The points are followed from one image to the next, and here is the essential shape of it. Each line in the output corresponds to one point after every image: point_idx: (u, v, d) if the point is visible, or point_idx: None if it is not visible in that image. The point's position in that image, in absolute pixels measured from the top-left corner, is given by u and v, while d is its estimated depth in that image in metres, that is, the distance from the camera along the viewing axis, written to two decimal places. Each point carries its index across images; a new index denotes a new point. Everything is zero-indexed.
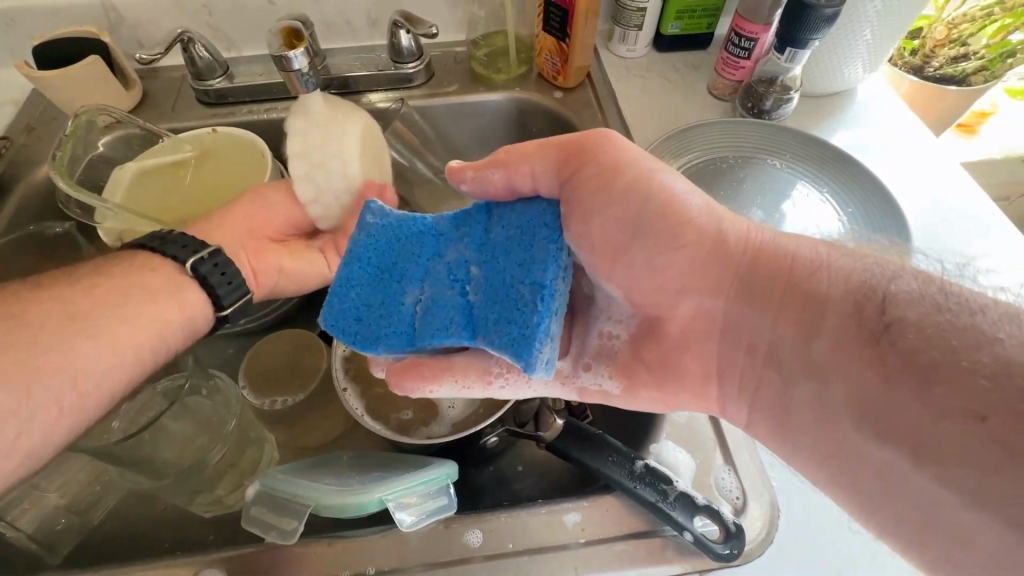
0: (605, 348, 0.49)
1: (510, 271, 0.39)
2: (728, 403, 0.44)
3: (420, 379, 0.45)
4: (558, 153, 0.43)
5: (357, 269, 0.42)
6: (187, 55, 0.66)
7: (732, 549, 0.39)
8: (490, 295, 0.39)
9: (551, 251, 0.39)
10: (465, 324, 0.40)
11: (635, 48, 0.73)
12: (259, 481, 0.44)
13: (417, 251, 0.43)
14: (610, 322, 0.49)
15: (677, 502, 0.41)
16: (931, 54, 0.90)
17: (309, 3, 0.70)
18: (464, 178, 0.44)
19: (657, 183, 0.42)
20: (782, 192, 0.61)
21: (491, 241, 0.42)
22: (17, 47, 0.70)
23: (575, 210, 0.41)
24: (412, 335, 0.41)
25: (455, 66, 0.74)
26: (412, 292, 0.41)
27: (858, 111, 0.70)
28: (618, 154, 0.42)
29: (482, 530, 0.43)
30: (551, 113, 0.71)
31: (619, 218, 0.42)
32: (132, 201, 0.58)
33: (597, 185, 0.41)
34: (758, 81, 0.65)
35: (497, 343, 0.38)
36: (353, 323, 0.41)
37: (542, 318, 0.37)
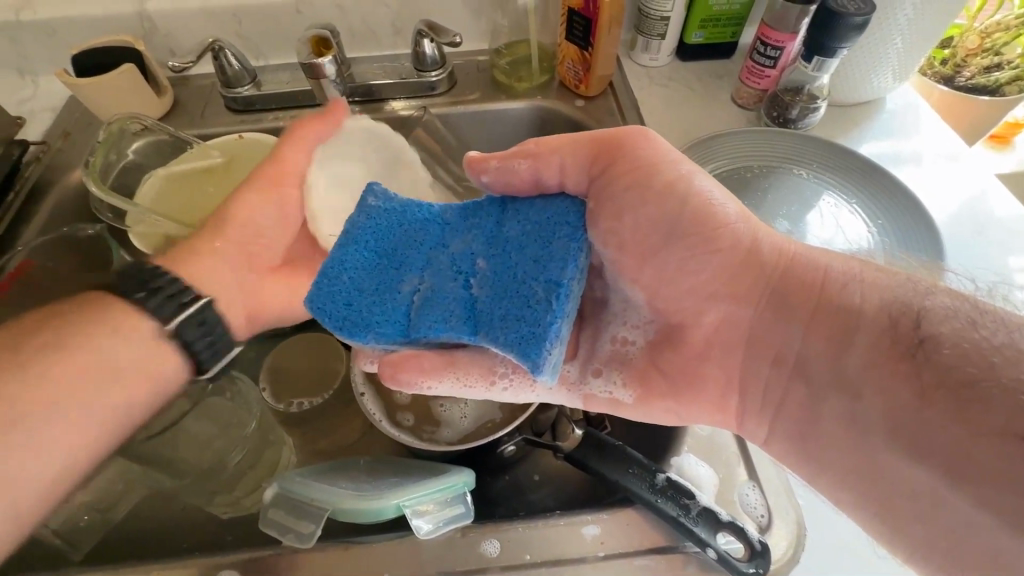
0: (618, 354, 0.47)
1: (522, 268, 0.39)
2: (749, 419, 0.43)
3: (417, 373, 0.43)
4: (593, 147, 0.43)
5: (355, 250, 0.42)
6: (217, 63, 0.68)
7: (757, 568, 0.38)
8: (497, 291, 0.39)
9: (571, 249, 0.38)
10: (467, 319, 0.39)
11: (657, 57, 0.73)
12: (276, 482, 0.45)
13: (422, 240, 0.42)
14: (625, 328, 0.47)
15: (699, 518, 0.40)
16: (963, 62, 0.88)
17: (337, 14, 0.71)
18: (489, 169, 0.43)
19: (692, 184, 0.42)
20: (808, 203, 0.60)
21: (501, 235, 0.41)
22: (59, 57, 0.72)
23: (608, 204, 0.42)
24: (405, 326, 0.40)
25: (478, 74, 0.75)
26: (411, 281, 0.41)
27: (887, 120, 0.69)
28: (656, 153, 0.42)
29: (497, 541, 0.42)
30: (573, 122, 0.71)
31: (652, 215, 0.42)
32: (164, 205, 0.59)
33: (630, 182, 0.42)
34: (784, 90, 0.64)
35: (501, 340, 0.37)
36: (342, 308, 0.41)
37: (554, 318, 0.36)
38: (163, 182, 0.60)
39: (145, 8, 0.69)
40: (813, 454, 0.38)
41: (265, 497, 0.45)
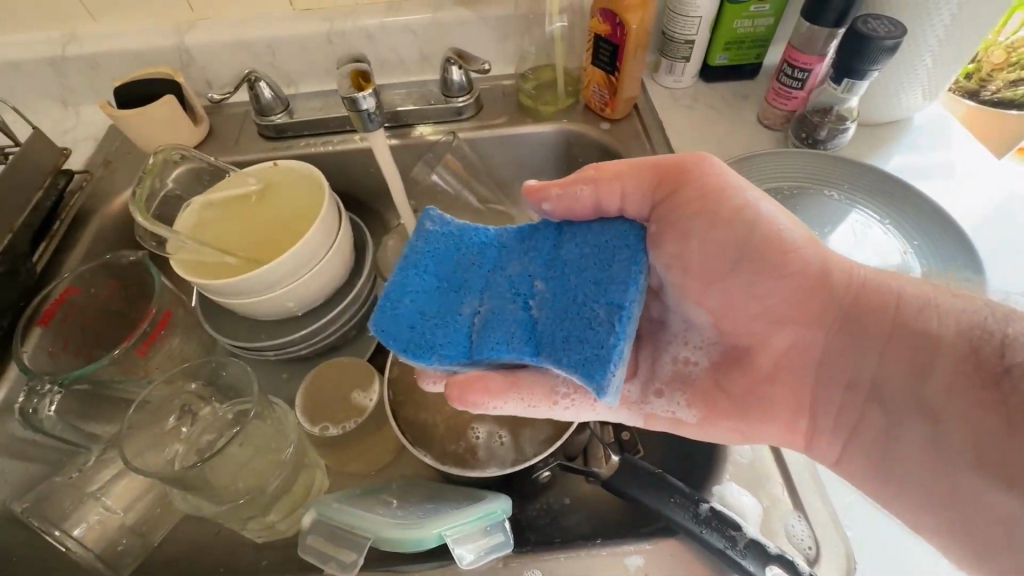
0: (680, 375, 0.49)
1: (585, 289, 0.40)
2: (819, 437, 0.43)
3: (486, 395, 0.43)
4: (656, 173, 0.44)
5: (416, 274, 0.44)
6: (252, 93, 0.70)
7: None
8: (559, 312, 0.40)
9: (631, 272, 0.39)
10: (528, 340, 0.40)
11: (681, 79, 0.74)
12: (314, 508, 0.45)
13: (480, 263, 0.44)
14: (688, 348, 0.49)
15: (747, 550, 0.39)
16: (989, 77, 0.88)
17: (366, 43, 0.73)
18: (549, 198, 0.44)
19: (760, 212, 0.42)
20: (839, 224, 0.59)
21: (556, 257, 0.43)
22: (100, 88, 0.75)
23: (673, 231, 0.44)
24: (469, 346, 0.42)
25: (503, 98, 0.76)
26: (471, 303, 0.43)
27: (916, 139, 0.68)
28: (718, 179, 0.43)
29: (540, 572, 0.42)
30: (598, 144, 0.72)
31: (717, 242, 0.43)
32: (205, 233, 0.61)
33: (697, 210, 0.43)
34: (812, 111, 0.64)
35: (566, 362, 0.38)
36: (407, 330, 0.42)
37: (617, 340, 0.37)
38: (203, 211, 0.62)
39: (184, 41, 0.71)
40: (883, 476, 0.40)
41: (304, 524, 0.45)
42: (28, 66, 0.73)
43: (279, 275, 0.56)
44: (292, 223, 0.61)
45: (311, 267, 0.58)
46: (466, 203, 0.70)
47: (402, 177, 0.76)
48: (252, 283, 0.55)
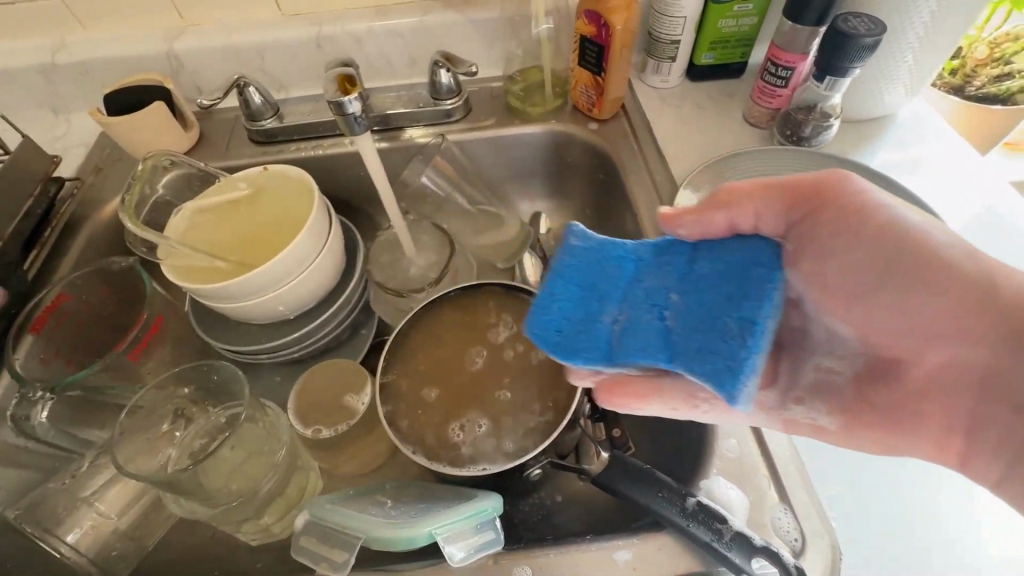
0: (821, 383, 0.45)
1: (717, 303, 0.39)
2: (975, 457, 0.39)
3: (627, 397, 0.45)
4: (794, 193, 0.44)
5: (560, 283, 0.42)
6: (242, 98, 0.71)
7: None
8: (693, 323, 0.38)
9: (767, 289, 0.37)
10: (663, 347, 0.39)
11: (668, 79, 0.74)
12: (307, 509, 0.45)
13: (617, 275, 0.43)
14: (831, 357, 0.45)
15: (733, 543, 0.39)
16: (973, 73, 0.90)
17: (355, 47, 0.74)
18: (684, 221, 0.44)
19: (908, 227, 0.41)
20: None
21: (695, 272, 0.41)
22: (90, 95, 0.76)
23: (813, 248, 0.43)
24: (609, 352, 0.40)
25: (492, 100, 0.76)
26: (611, 312, 0.41)
27: (899, 135, 0.69)
28: (863, 197, 0.42)
29: (530, 568, 0.42)
30: (587, 144, 0.72)
31: (866, 257, 0.41)
32: (197, 238, 0.61)
33: (836, 227, 0.42)
34: (796, 109, 0.65)
35: (698, 371, 0.36)
36: (554, 334, 0.41)
37: (749, 353, 0.35)
38: (194, 216, 0.62)
39: (173, 48, 0.72)
40: None
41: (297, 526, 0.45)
42: (17, 74, 0.73)
43: (269, 279, 0.56)
44: (283, 228, 0.61)
45: (302, 271, 0.58)
46: (455, 206, 0.71)
47: (392, 180, 0.77)
48: (243, 287, 0.55)
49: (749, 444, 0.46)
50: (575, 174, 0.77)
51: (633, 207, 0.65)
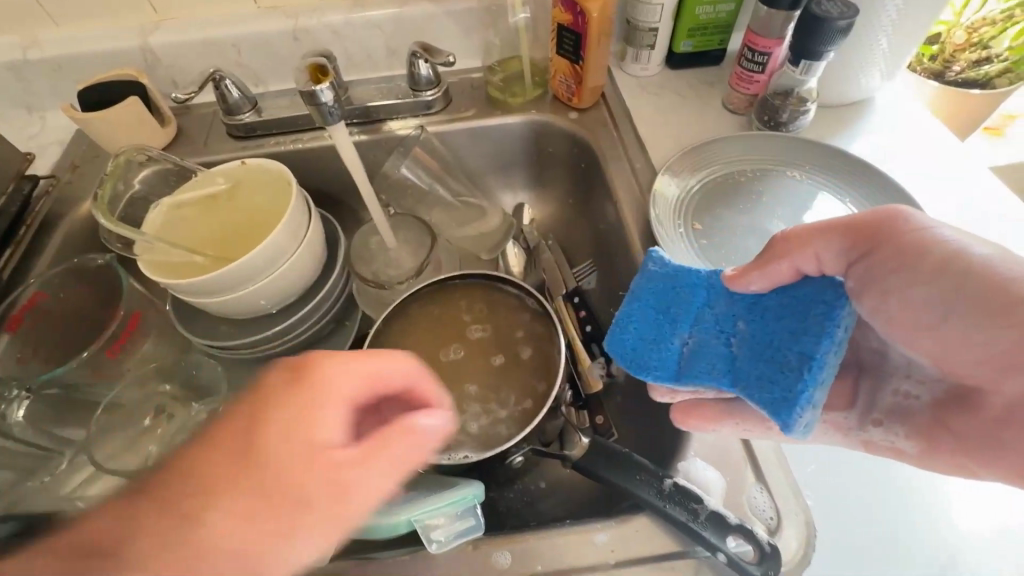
0: (901, 407, 0.45)
1: (781, 336, 0.40)
2: None
3: (703, 420, 0.45)
4: (855, 226, 0.41)
5: (637, 306, 0.45)
6: (218, 92, 0.70)
7: (767, 571, 0.38)
8: (757, 354, 0.41)
9: (828, 326, 0.38)
10: (725, 372, 0.42)
11: (647, 67, 0.74)
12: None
13: (690, 300, 0.44)
14: (908, 381, 0.45)
15: (708, 523, 0.40)
16: (952, 58, 0.90)
17: (333, 39, 0.73)
18: (753, 278, 0.42)
19: (973, 261, 0.37)
20: (801, 202, 0.61)
21: (762, 301, 0.42)
22: (64, 92, 0.74)
23: (875, 286, 0.41)
24: (676, 372, 0.43)
25: (472, 91, 0.76)
26: (681, 336, 0.44)
27: (876, 119, 0.69)
28: (923, 233, 0.39)
29: (510, 551, 0.42)
30: (567, 134, 0.72)
31: (927, 297, 0.39)
32: (174, 234, 0.60)
33: (896, 267, 0.40)
34: (773, 94, 0.65)
35: (759, 399, 0.39)
36: (629, 351, 0.44)
37: (806, 387, 0.37)
38: (171, 213, 0.61)
39: (147, 42, 0.71)
40: None
41: None
42: None
43: (246, 274, 0.56)
44: (262, 223, 0.61)
45: (281, 265, 0.58)
46: (438, 197, 0.73)
47: (374, 173, 0.77)
48: (219, 283, 0.54)
49: None
50: (556, 165, 0.77)
51: (613, 194, 0.65)
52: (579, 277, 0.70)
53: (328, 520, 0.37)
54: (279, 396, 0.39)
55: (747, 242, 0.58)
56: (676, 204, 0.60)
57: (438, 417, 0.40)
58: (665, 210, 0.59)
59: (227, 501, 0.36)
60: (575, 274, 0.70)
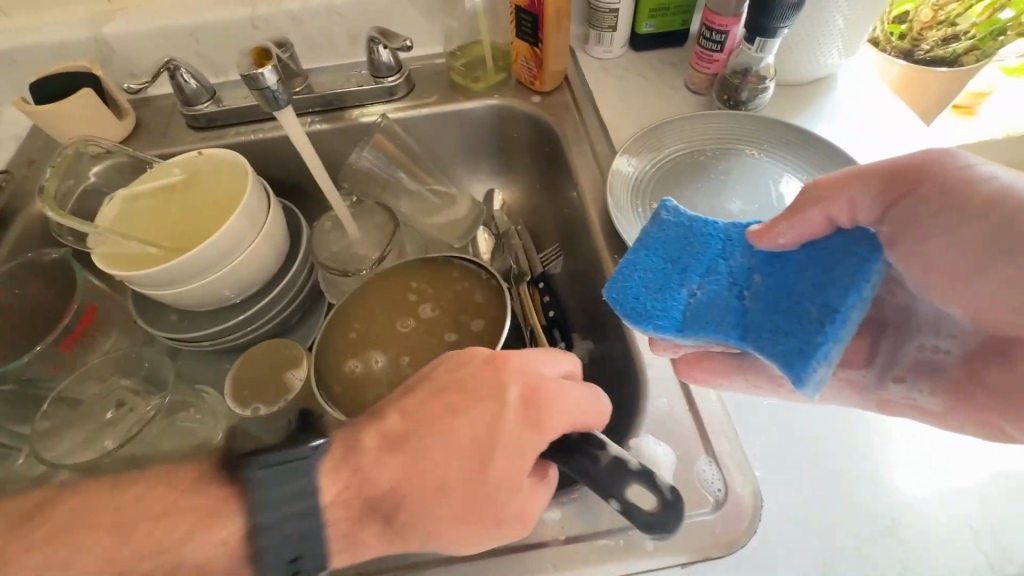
0: (927, 363, 0.46)
1: (801, 290, 0.38)
2: None
3: (710, 373, 0.45)
4: (893, 170, 0.40)
5: (647, 254, 0.44)
6: (175, 82, 0.69)
7: (665, 520, 0.37)
8: (772, 306, 0.39)
9: (857, 278, 0.36)
10: (736, 325, 0.39)
11: (611, 49, 0.74)
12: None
13: (703, 251, 0.43)
14: (938, 336, 0.45)
15: (608, 470, 0.37)
16: (920, 36, 0.86)
17: (291, 26, 0.72)
18: (781, 232, 0.40)
19: (1015, 199, 0.36)
20: (759, 181, 0.61)
21: (786, 256, 0.41)
22: (17, 86, 0.73)
23: (912, 229, 0.40)
24: (681, 323, 0.41)
25: (435, 77, 0.76)
26: (690, 286, 0.42)
27: (836, 98, 0.70)
28: (966, 176, 0.38)
29: None
30: (531, 117, 0.72)
31: (966, 237, 0.38)
32: (130, 227, 0.60)
33: (933, 208, 0.39)
34: (731, 73, 0.65)
35: (771, 351, 0.37)
36: (633, 300, 0.42)
37: (826, 339, 0.35)
38: (127, 204, 0.61)
39: (101, 33, 0.69)
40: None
41: None
42: None
43: (199, 265, 0.55)
44: (219, 214, 0.60)
45: (238, 255, 0.57)
46: (401, 185, 0.70)
47: (338, 162, 0.76)
48: (171, 273, 0.54)
49: (679, 404, 0.47)
50: (522, 150, 0.76)
51: (575, 177, 0.65)
52: (545, 262, 0.68)
53: (503, 522, 0.37)
54: (469, 404, 0.39)
55: None
56: (632, 182, 0.60)
57: (551, 467, 0.40)
58: (621, 191, 0.59)
59: (412, 523, 0.37)
60: (542, 258, 0.69)
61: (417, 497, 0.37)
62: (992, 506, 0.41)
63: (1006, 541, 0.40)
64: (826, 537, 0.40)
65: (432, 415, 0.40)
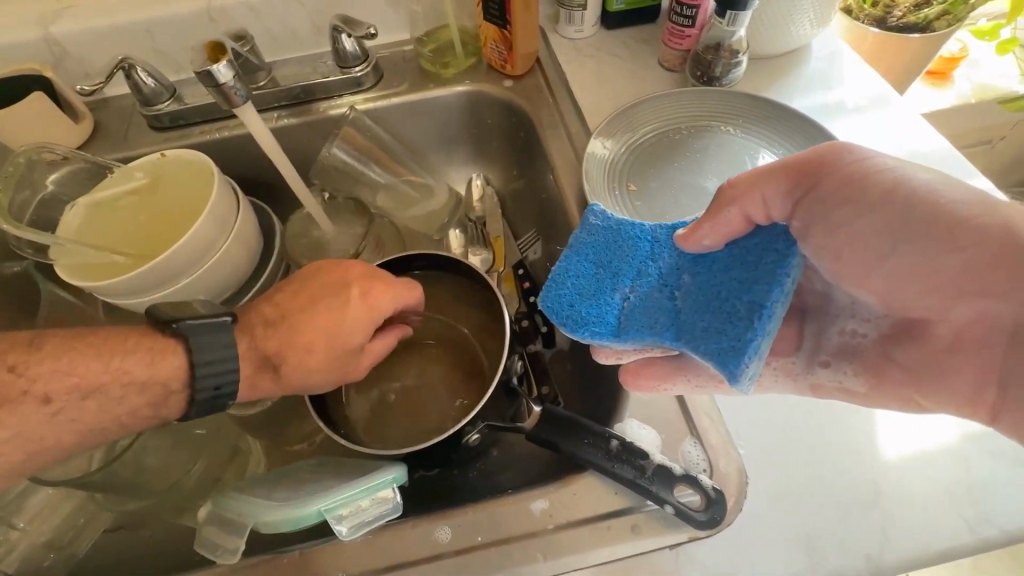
0: (849, 346, 0.46)
1: (728, 286, 0.40)
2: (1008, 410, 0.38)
3: (654, 378, 0.44)
4: (799, 166, 0.41)
5: (576, 260, 0.44)
6: (131, 81, 0.65)
7: (713, 516, 0.39)
8: (701, 304, 0.40)
9: (778, 274, 0.38)
10: (669, 326, 0.41)
11: (583, 28, 0.72)
12: (212, 502, 0.43)
13: (632, 254, 0.44)
14: (856, 320, 0.46)
15: (655, 476, 0.40)
16: (892, 3, 0.86)
17: (250, 17, 0.69)
18: (705, 233, 0.41)
19: (915, 186, 0.38)
20: (738, 156, 0.60)
21: (712, 254, 0.42)
22: None
23: (821, 223, 0.40)
24: (616, 326, 0.42)
25: (404, 66, 0.74)
26: (622, 290, 0.43)
27: (811, 70, 0.69)
28: (867, 165, 0.40)
29: (450, 526, 0.41)
30: (504, 103, 0.71)
31: (876, 230, 0.39)
32: (94, 236, 0.58)
33: (841, 202, 0.40)
34: (704, 49, 0.64)
35: (703, 350, 0.38)
36: (566, 309, 0.42)
37: (755, 335, 0.36)
38: (89, 212, 0.59)
39: (51, 32, 0.65)
40: None
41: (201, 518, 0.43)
42: None
43: (167, 274, 0.53)
44: (189, 219, 0.58)
45: (207, 260, 0.55)
46: (374, 179, 0.68)
47: (310, 156, 0.74)
48: (139, 282, 0.52)
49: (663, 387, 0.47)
50: (495, 137, 0.75)
51: (551, 164, 0.64)
52: (523, 249, 0.70)
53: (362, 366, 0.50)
54: (320, 293, 0.48)
55: (680, 197, 0.58)
56: (607, 164, 0.59)
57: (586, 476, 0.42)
58: (597, 174, 0.58)
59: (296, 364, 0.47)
60: (520, 246, 0.70)
61: (300, 350, 0.47)
62: (968, 469, 0.42)
63: (984, 503, 0.41)
64: (806, 509, 0.41)
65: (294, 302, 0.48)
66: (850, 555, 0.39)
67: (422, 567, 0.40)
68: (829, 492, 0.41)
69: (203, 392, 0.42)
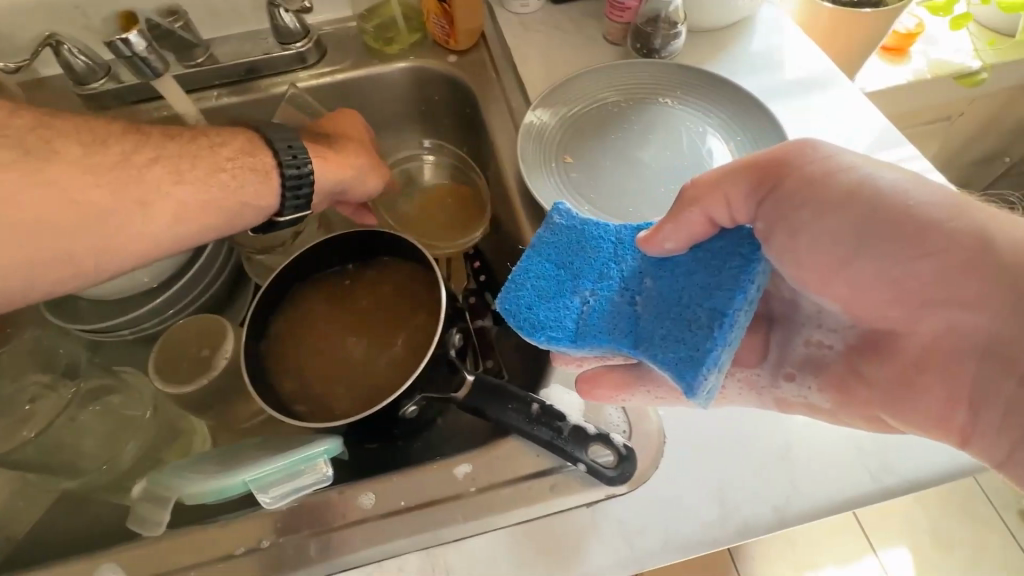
0: (814, 358, 0.47)
1: (690, 291, 0.40)
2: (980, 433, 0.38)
3: (611, 388, 0.42)
4: (763, 167, 0.42)
5: (537, 260, 0.44)
6: (61, 59, 0.63)
7: (621, 471, 0.40)
8: (662, 310, 0.40)
9: (741, 280, 0.38)
10: (628, 332, 0.41)
11: (528, 3, 0.71)
12: (146, 479, 0.44)
13: (594, 256, 0.44)
14: (821, 331, 0.47)
15: (570, 437, 0.41)
16: None
17: None
18: (667, 235, 0.41)
19: (879, 190, 0.38)
20: (672, 128, 0.61)
21: (676, 258, 0.42)
22: None
23: (782, 226, 0.41)
24: (574, 332, 0.42)
25: (349, 42, 0.72)
26: (582, 293, 0.43)
27: (751, 43, 0.70)
28: (831, 167, 0.40)
29: (374, 493, 0.42)
30: (449, 79, 0.70)
31: (836, 235, 0.40)
32: None
33: (803, 205, 0.40)
34: (644, 22, 0.64)
35: (661, 359, 0.38)
36: (524, 310, 0.42)
37: (714, 345, 0.37)
38: None
39: None
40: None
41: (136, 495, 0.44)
42: None
43: None
44: None
45: None
46: None
47: None
48: None
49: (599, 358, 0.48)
50: (444, 115, 0.75)
51: (495, 139, 0.64)
52: None
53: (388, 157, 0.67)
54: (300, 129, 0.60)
55: (614, 169, 0.58)
56: (542, 138, 0.59)
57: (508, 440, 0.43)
58: (530, 147, 0.58)
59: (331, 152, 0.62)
60: None
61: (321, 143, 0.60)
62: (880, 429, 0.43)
63: (889, 458, 0.42)
64: (721, 463, 0.42)
65: (237, 177, 0.49)
66: (759, 508, 0.40)
67: (349, 531, 0.41)
68: (751, 457, 0.42)
69: (283, 150, 0.52)
